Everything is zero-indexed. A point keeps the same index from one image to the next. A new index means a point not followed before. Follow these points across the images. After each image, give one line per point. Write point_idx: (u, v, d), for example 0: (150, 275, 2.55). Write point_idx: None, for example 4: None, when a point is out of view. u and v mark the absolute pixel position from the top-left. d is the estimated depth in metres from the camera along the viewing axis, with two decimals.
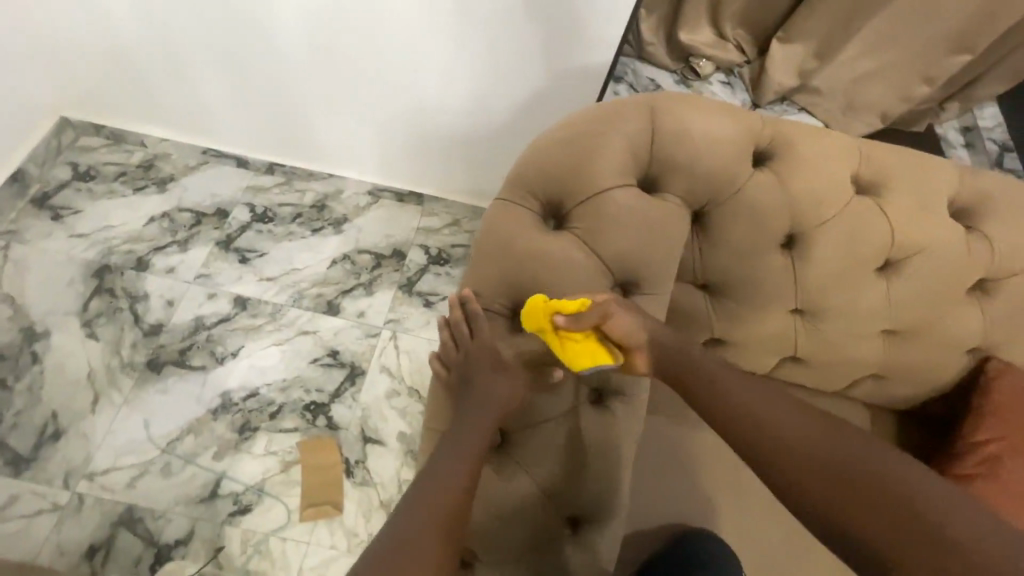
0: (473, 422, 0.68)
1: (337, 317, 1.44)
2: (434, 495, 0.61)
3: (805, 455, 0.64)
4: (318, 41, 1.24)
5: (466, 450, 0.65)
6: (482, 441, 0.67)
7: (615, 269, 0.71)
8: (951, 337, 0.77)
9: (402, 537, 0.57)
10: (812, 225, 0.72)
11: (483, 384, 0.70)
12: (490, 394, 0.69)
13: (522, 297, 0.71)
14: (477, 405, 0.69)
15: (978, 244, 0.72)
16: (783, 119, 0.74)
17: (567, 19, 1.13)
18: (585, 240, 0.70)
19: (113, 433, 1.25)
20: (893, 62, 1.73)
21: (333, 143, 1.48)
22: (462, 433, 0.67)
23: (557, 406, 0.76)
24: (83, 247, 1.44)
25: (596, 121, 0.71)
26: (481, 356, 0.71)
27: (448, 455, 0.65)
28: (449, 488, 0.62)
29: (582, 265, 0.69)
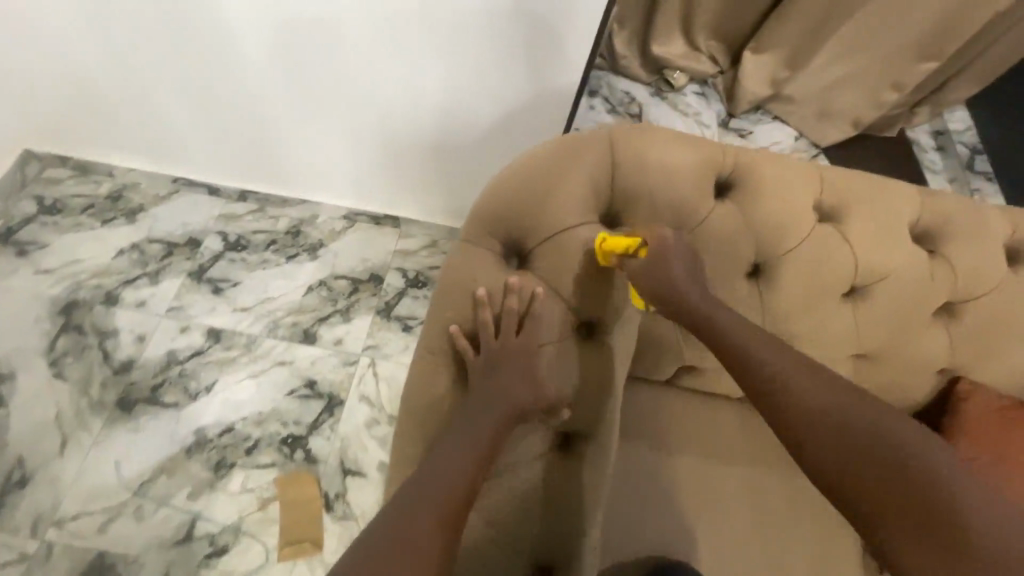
0: (484, 416, 0.64)
1: (314, 345, 1.42)
2: (439, 490, 0.58)
3: (810, 411, 0.62)
4: (283, 60, 1.19)
5: (467, 454, 0.61)
6: (487, 444, 0.63)
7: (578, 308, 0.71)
8: (918, 360, 0.77)
9: (397, 533, 0.54)
10: (776, 255, 0.72)
11: (504, 387, 0.66)
12: (500, 398, 0.66)
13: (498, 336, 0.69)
14: (487, 404, 0.65)
15: (941, 267, 0.72)
16: (744, 146, 0.73)
17: (552, 20, 1.06)
18: (549, 282, 0.70)
19: (83, 476, 1.22)
20: (859, 72, 1.76)
21: (305, 167, 1.44)
22: (467, 435, 0.63)
23: (532, 451, 0.74)
24: (49, 283, 1.41)
25: (554, 157, 0.69)
26: (512, 358, 0.68)
27: (444, 458, 0.61)
28: (450, 492, 0.58)
29: (546, 308, 0.70)
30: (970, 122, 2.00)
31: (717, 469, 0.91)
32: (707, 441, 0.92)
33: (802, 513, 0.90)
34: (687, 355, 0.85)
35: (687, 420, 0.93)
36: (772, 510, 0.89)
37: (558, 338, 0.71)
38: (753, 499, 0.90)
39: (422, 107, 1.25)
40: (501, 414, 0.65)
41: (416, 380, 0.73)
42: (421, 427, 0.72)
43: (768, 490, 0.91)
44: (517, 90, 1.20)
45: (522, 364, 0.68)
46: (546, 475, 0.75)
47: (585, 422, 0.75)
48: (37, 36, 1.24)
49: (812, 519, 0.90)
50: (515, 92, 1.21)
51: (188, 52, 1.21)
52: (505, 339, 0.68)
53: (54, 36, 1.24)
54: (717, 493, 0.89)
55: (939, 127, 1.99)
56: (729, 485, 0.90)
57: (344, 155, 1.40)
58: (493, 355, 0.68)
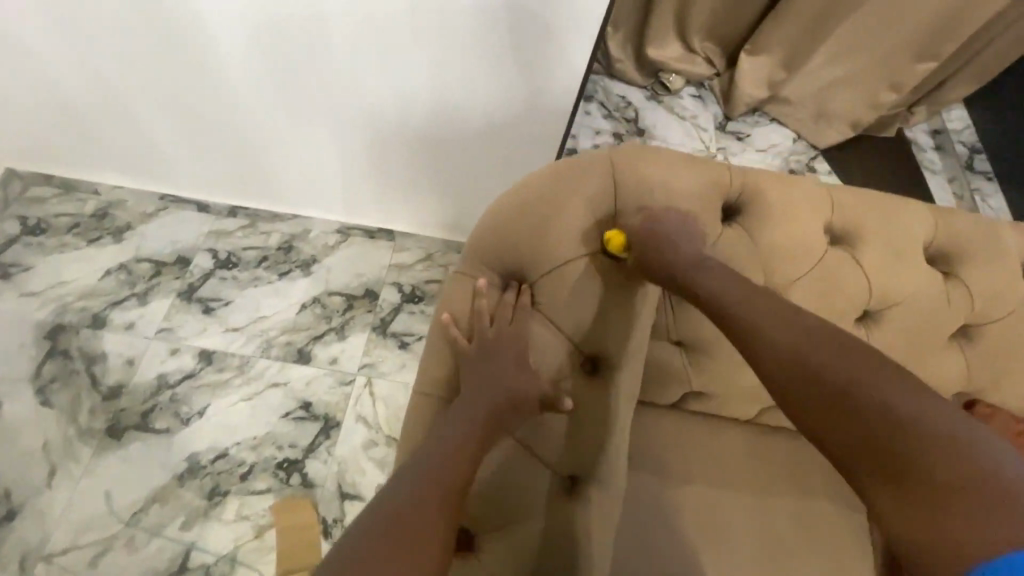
0: (481, 396, 0.62)
1: (309, 365, 1.38)
2: (435, 466, 0.56)
3: (806, 370, 0.57)
4: (260, 68, 1.11)
5: (459, 438, 0.59)
6: (477, 430, 0.60)
7: (582, 344, 0.69)
8: (934, 384, 0.74)
9: (393, 509, 0.53)
10: (786, 282, 0.69)
11: (497, 374, 0.63)
12: (492, 386, 0.62)
13: (494, 345, 0.64)
14: (481, 389, 0.62)
15: (956, 290, 0.69)
16: (750, 167, 0.71)
17: (549, 13, 0.96)
18: (551, 316, 0.66)
19: (73, 508, 1.18)
20: (857, 73, 1.73)
21: (293, 179, 1.39)
22: (459, 421, 0.60)
23: (537, 494, 0.69)
24: (34, 306, 1.37)
25: (554, 183, 0.66)
26: (505, 347, 0.64)
27: (436, 447, 0.58)
28: (441, 480, 0.56)
29: (549, 343, 0.67)
30: (968, 121, 1.94)
31: (725, 495, 0.88)
32: (715, 466, 0.90)
33: (813, 538, 0.88)
34: (694, 380, 0.82)
35: (694, 445, 0.91)
36: (782, 536, 0.87)
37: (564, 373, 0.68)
38: (763, 525, 0.87)
39: (412, 115, 1.18)
40: (493, 401, 0.62)
41: (414, 417, 0.68)
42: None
43: (777, 515, 0.88)
44: (514, 101, 1.12)
45: (517, 351, 0.64)
46: (554, 523, 0.69)
47: (592, 464, 0.70)
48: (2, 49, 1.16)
49: (822, 544, 0.88)
50: (513, 98, 1.12)
51: (164, 65, 1.14)
52: (504, 327, 0.65)
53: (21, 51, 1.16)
54: (726, 520, 0.87)
55: (937, 126, 1.94)
56: (738, 511, 0.88)
57: (332, 165, 1.33)
58: (489, 344, 0.64)
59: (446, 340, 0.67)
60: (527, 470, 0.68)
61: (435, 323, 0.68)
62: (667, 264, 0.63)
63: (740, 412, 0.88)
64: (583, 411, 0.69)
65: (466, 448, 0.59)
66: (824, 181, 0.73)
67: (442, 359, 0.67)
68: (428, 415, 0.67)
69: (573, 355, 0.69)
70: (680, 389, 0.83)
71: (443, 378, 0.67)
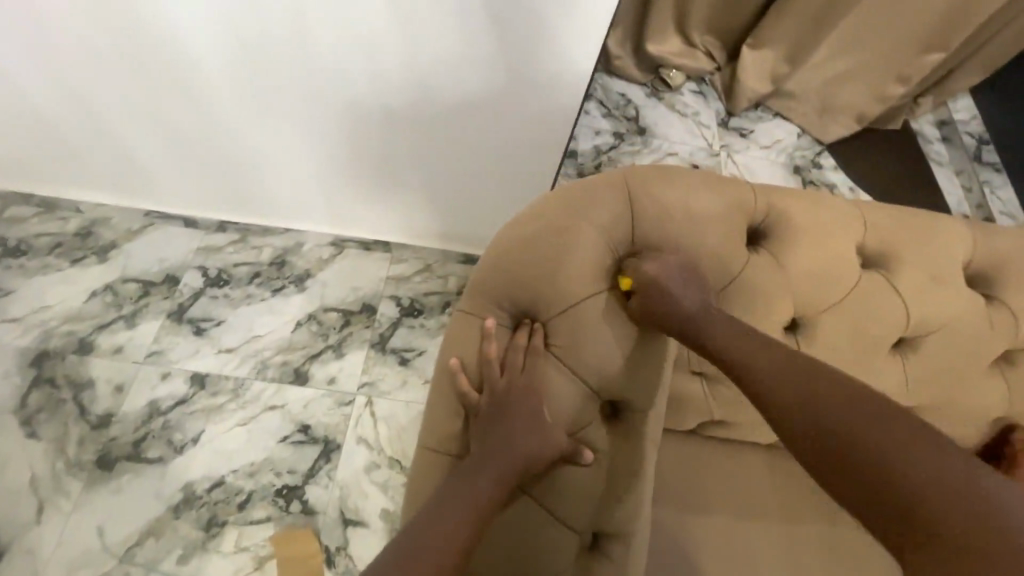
0: (490, 459, 0.56)
1: (306, 385, 1.33)
2: (438, 541, 0.51)
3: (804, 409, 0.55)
4: (244, 75, 1.05)
5: (467, 501, 0.54)
6: (486, 493, 0.55)
7: (600, 387, 0.63)
8: (972, 411, 0.69)
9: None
10: (816, 310, 0.64)
11: (510, 430, 0.57)
12: (501, 444, 0.57)
13: (504, 398, 0.59)
14: (491, 446, 0.57)
15: (1000, 313, 0.65)
16: (774, 186, 0.66)
17: (549, 17, 0.90)
18: (567, 361, 0.61)
19: (64, 544, 1.14)
20: (863, 66, 1.68)
21: (282, 191, 1.32)
22: (466, 482, 0.55)
23: (552, 552, 0.65)
24: (17, 333, 1.31)
25: (565, 211, 0.61)
26: (517, 400, 0.58)
27: (440, 512, 0.53)
28: (446, 554, 0.51)
29: (564, 388, 0.61)
30: (975, 109, 1.86)
31: (747, 528, 0.84)
32: (737, 494, 0.86)
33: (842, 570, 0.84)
34: (716, 410, 0.78)
35: (714, 475, 0.86)
36: (810, 571, 0.83)
37: (581, 424, 0.63)
38: (788, 560, 0.83)
39: (404, 120, 1.12)
40: (503, 460, 0.57)
41: (421, 466, 0.64)
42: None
43: (803, 547, 0.84)
44: (513, 102, 1.06)
45: (531, 403, 0.59)
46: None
47: (612, 516, 0.66)
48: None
49: None
50: (512, 98, 1.05)
51: (142, 77, 1.08)
52: (514, 376, 0.60)
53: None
54: (749, 557, 0.82)
55: (942, 116, 1.87)
56: (762, 546, 0.83)
57: (323, 174, 1.27)
58: (498, 395, 0.59)
59: (452, 391, 0.62)
60: (542, 527, 0.63)
61: (441, 370, 0.63)
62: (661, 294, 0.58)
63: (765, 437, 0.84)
64: (603, 460, 0.65)
65: (473, 514, 0.54)
66: (852, 198, 0.68)
67: (449, 410, 0.62)
68: (436, 465, 0.63)
69: (591, 401, 0.63)
70: (700, 419, 0.78)
71: (449, 434, 0.62)
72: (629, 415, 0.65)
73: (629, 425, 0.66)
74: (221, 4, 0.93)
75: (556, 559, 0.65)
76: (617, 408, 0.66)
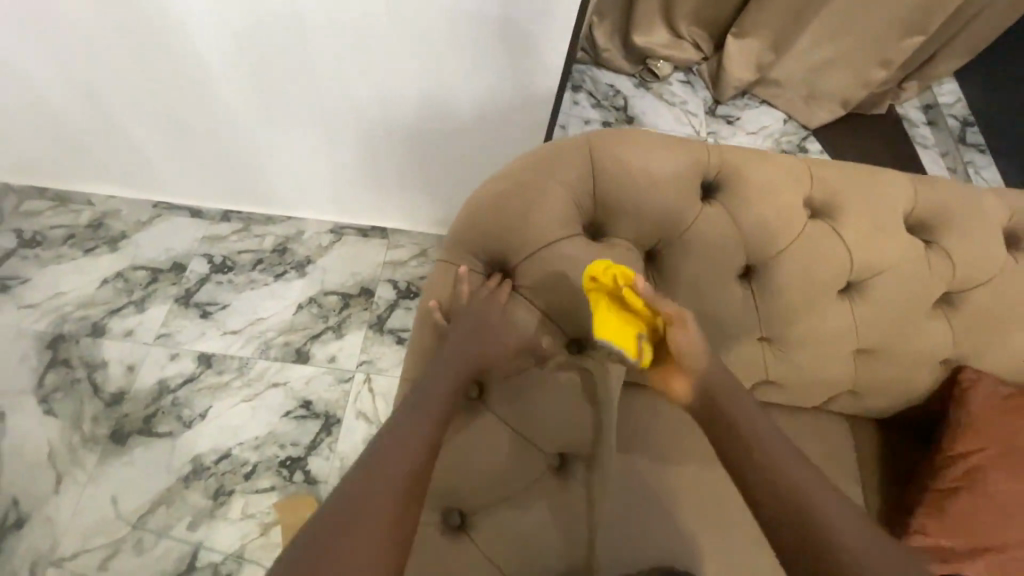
0: (444, 373, 0.64)
1: (307, 364, 1.40)
2: (397, 451, 0.58)
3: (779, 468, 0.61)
4: (249, 73, 1.12)
5: (425, 419, 0.61)
6: (440, 411, 0.62)
7: (565, 324, 0.70)
8: (922, 352, 0.74)
9: (356, 489, 0.55)
10: (767, 256, 0.70)
11: (467, 350, 0.65)
12: (457, 364, 0.64)
13: (472, 327, 0.65)
14: (446, 368, 0.64)
15: (939, 259, 0.70)
16: (727, 145, 0.72)
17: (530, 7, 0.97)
18: (534, 299, 0.69)
19: (80, 513, 1.20)
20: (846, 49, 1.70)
21: (284, 183, 1.39)
22: (425, 401, 0.62)
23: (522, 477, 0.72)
24: (35, 317, 1.39)
25: (532, 170, 0.68)
26: (485, 326, 0.66)
27: (401, 428, 0.60)
28: (405, 461, 0.58)
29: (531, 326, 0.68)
30: (960, 93, 1.89)
31: (719, 475, 0.89)
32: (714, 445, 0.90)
33: None
34: None
35: (688, 426, 0.91)
36: None
37: (547, 358, 0.70)
38: None
39: (396, 110, 1.18)
40: (455, 380, 0.64)
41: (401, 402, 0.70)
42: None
43: None
44: (500, 93, 1.13)
45: (494, 324, 0.66)
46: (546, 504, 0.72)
47: (577, 444, 0.73)
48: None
49: None
50: (499, 90, 1.13)
51: (147, 72, 1.14)
52: (475, 304, 0.66)
53: (7, 63, 1.17)
54: (717, 500, 0.87)
55: (927, 100, 1.90)
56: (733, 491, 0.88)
57: (324, 168, 1.33)
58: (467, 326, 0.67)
59: (432, 331, 0.70)
60: (514, 453, 0.70)
61: (422, 313, 0.71)
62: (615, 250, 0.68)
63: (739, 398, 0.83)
64: (566, 392, 0.71)
65: (429, 429, 0.61)
66: (802, 155, 0.73)
67: (427, 345, 0.70)
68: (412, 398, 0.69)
69: (557, 336, 0.71)
70: None
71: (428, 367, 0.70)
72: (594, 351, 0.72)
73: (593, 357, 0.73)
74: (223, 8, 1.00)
75: (529, 484, 0.72)
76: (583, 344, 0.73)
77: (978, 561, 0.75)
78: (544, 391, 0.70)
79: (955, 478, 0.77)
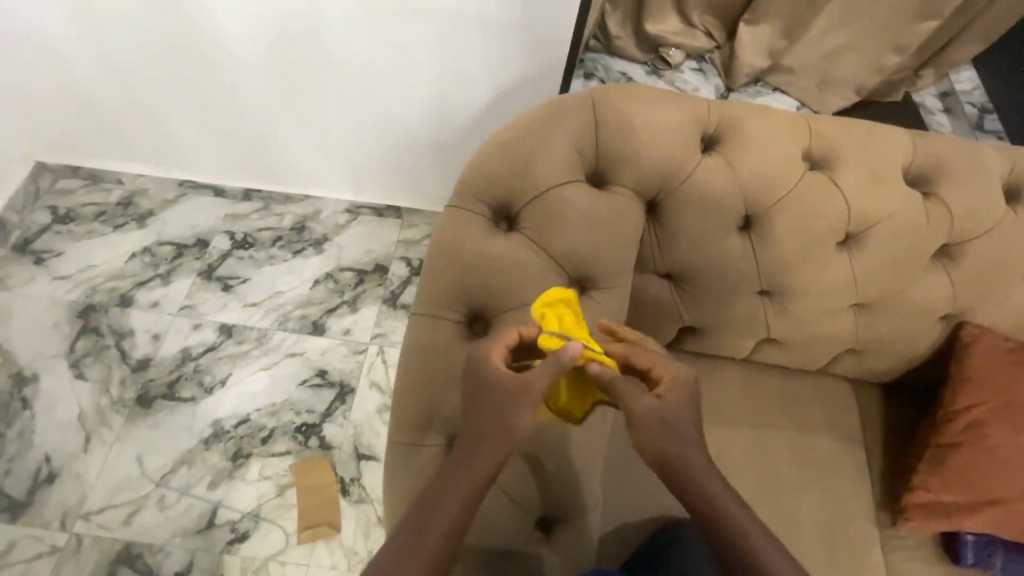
0: (479, 411, 0.64)
1: (323, 336, 1.44)
2: (441, 491, 0.62)
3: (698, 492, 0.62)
4: (281, 58, 1.19)
5: (448, 506, 0.61)
6: (462, 501, 0.62)
7: (566, 265, 0.75)
8: (918, 304, 0.82)
9: (410, 527, 0.61)
10: (766, 207, 0.76)
11: (484, 429, 0.64)
12: (478, 444, 0.64)
13: (484, 265, 0.74)
14: (467, 451, 0.64)
15: (937, 209, 0.77)
16: (726, 103, 0.79)
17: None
18: (537, 241, 0.74)
19: (108, 471, 1.26)
20: (869, 34, 1.43)
21: (305, 167, 1.45)
22: (448, 483, 0.63)
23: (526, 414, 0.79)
24: (66, 288, 1.43)
25: (542, 122, 0.75)
26: (505, 263, 0.74)
27: (425, 512, 0.61)
28: (445, 508, 0.61)
29: (534, 264, 0.74)
30: (978, 81, 1.64)
31: (725, 434, 0.90)
32: (722, 408, 0.92)
33: (812, 474, 0.89)
34: (685, 316, 0.85)
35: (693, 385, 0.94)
36: (780, 473, 0.89)
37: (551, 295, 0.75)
38: (755, 460, 0.89)
39: (416, 95, 1.25)
40: (479, 457, 0.63)
41: (413, 339, 0.77)
42: (422, 384, 0.75)
43: (772, 452, 0.90)
44: (512, 83, 1.21)
45: (502, 401, 0.64)
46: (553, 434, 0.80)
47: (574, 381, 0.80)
48: (24, 44, 1.23)
49: (829, 482, 0.89)
50: (507, 74, 1.19)
51: (182, 53, 1.21)
52: (488, 360, 0.66)
53: (47, 42, 1.22)
54: (722, 455, 0.89)
55: (944, 87, 1.64)
56: (737, 446, 0.90)
57: (344, 152, 1.40)
58: (478, 262, 0.74)
59: (439, 266, 0.76)
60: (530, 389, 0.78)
61: (432, 248, 0.77)
62: (618, 198, 0.74)
63: (741, 356, 0.92)
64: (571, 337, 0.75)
65: (458, 496, 0.62)
66: (798, 115, 0.80)
67: (437, 281, 0.76)
68: (424, 335, 0.76)
69: (560, 276, 0.75)
70: (676, 326, 0.87)
71: (442, 301, 0.76)
72: (593, 290, 0.77)
73: (591, 295, 0.77)
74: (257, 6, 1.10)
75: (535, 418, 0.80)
76: (583, 285, 0.78)
77: (980, 513, 0.80)
78: None
79: (958, 431, 0.82)
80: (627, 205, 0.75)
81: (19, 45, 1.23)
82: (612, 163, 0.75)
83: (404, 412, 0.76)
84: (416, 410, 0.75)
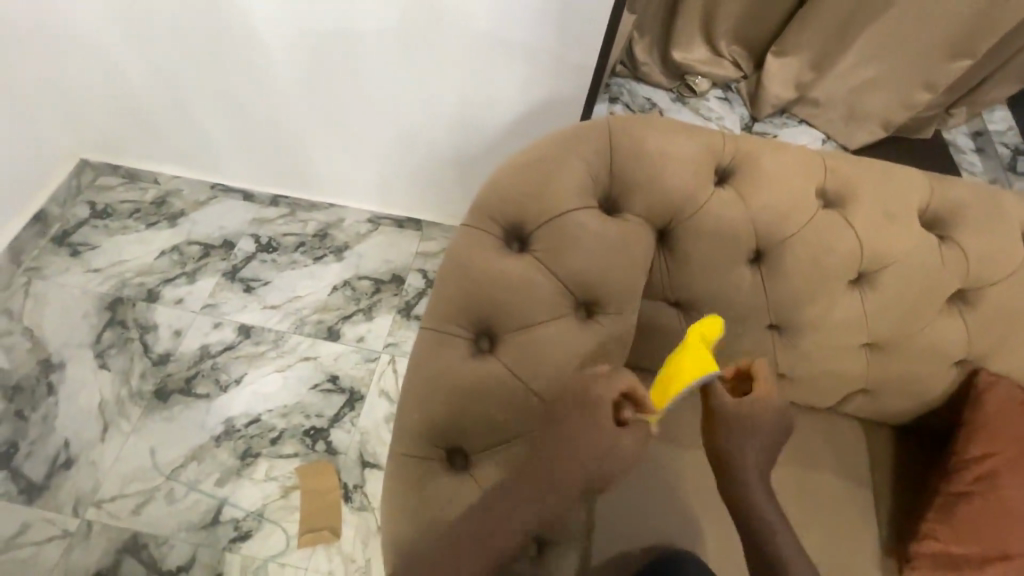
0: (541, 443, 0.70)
1: (337, 341, 1.47)
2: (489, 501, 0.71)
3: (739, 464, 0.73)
4: (312, 71, 1.24)
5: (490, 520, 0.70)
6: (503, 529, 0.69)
7: (573, 288, 0.76)
8: (931, 347, 0.81)
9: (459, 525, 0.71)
10: (777, 242, 0.76)
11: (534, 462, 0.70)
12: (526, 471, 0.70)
13: (493, 285, 0.76)
14: (519, 489, 0.69)
15: (952, 252, 0.77)
16: (743, 137, 0.80)
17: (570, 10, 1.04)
18: (548, 263, 0.76)
19: (121, 459, 1.30)
20: (900, 70, 1.41)
21: (332, 175, 1.50)
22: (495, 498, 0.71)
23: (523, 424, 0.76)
24: (97, 280, 1.49)
25: (559, 146, 0.77)
26: (514, 283, 0.75)
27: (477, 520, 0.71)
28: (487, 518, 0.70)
29: (541, 286, 0.76)
30: (1012, 121, 1.61)
31: None
32: None
33: (817, 515, 0.87)
34: None
35: (686, 410, 0.98)
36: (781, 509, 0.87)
37: (556, 316, 0.76)
38: None
39: (440, 112, 1.29)
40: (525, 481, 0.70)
41: (419, 352, 0.78)
42: (425, 396, 0.76)
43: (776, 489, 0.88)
44: (536, 104, 1.23)
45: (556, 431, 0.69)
46: None
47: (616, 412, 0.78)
48: (79, 47, 1.30)
49: (835, 526, 0.87)
50: (533, 89, 1.21)
51: (220, 60, 1.26)
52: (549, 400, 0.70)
53: (100, 48, 1.30)
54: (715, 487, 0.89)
55: (977, 127, 1.60)
56: None
57: (368, 164, 1.44)
58: (487, 280, 0.76)
59: (450, 281, 0.78)
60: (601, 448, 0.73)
61: (444, 262, 0.78)
62: (632, 225, 0.76)
63: None
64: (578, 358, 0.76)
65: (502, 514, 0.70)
66: (815, 152, 0.80)
67: (447, 296, 0.77)
68: (430, 349, 0.77)
69: (568, 299, 0.77)
70: None
71: (451, 316, 0.77)
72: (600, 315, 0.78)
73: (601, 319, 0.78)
74: (293, 22, 1.16)
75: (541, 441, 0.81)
76: (591, 309, 0.79)
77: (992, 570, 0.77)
78: (560, 342, 0.76)
79: (971, 481, 0.80)
80: (639, 232, 0.76)
81: (73, 49, 1.31)
82: (626, 193, 0.76)
83: (405, 421, 0.78)
84: (418, 421, 0.77)
